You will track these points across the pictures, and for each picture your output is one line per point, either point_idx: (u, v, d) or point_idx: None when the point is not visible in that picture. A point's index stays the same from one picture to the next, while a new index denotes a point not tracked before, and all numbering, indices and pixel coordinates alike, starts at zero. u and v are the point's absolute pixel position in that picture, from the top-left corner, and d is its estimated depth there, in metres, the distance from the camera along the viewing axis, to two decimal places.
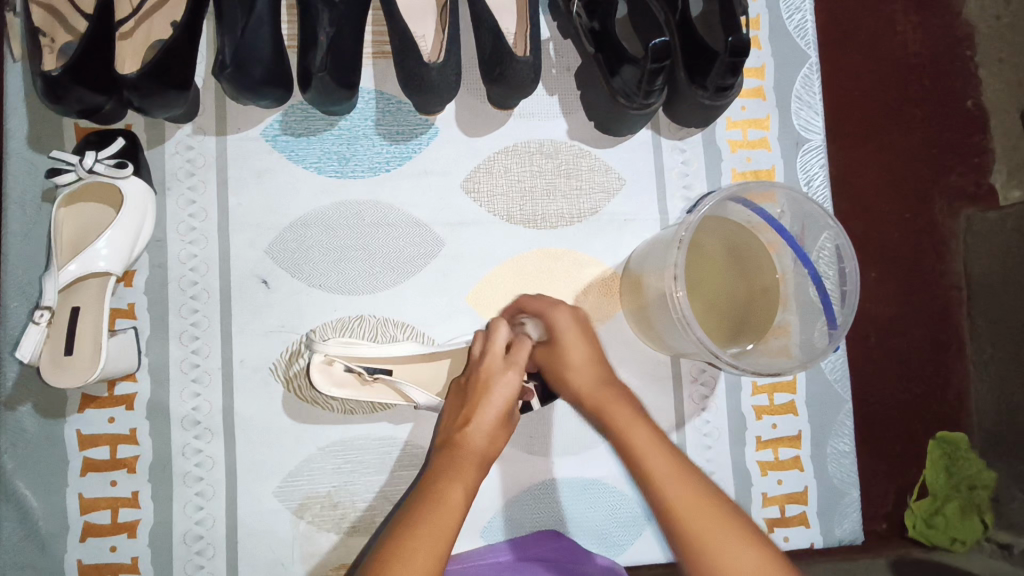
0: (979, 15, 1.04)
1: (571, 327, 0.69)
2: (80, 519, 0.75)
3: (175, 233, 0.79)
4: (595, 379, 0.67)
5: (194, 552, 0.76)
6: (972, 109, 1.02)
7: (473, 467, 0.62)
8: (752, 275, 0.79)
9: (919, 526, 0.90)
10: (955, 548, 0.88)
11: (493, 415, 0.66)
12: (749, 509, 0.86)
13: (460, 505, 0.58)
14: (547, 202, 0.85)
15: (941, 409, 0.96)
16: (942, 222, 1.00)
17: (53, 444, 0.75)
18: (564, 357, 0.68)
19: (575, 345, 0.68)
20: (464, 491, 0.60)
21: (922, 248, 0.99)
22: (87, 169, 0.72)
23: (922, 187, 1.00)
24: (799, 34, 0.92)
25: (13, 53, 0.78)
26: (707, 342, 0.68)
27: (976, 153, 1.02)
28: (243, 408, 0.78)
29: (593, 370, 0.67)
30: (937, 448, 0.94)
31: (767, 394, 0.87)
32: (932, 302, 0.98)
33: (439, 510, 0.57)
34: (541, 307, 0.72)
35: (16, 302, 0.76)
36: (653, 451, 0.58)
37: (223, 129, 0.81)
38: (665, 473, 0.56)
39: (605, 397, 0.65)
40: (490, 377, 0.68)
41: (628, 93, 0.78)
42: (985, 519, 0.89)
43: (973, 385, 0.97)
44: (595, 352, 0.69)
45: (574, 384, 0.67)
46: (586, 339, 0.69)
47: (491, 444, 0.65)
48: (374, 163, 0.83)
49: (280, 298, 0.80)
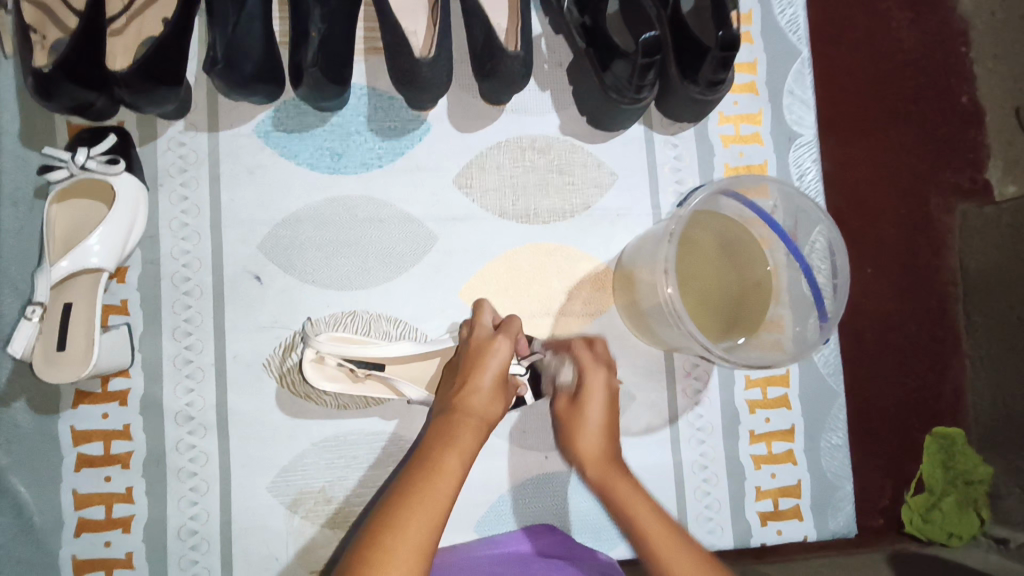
0: (973, 11, 1.04)
1: (603, 390, 0.77)
2: (75, 514, 0.75)
3: (167, 229, 0.79)
4: (608, 459, 0.74)
5: (188, 548, 0.76)
6: (966, 105, 1.02)
7: (472, 433, 0.65)
8: (744, 260, 0.79)
9: (917, 523, 0.90)
10: (952, 544, 0.89)
11: (489, 382, 0.69)
12: (742, 503, 0.86)
13: (457, 473, 0.62)
14: (540, 197, 0.85)
15: (938, 405, 0.96)
16: (937, 218, 1.00)
17: (47, 440, 0.76)
18: (584, 419, 0.76)
19: (598, 411, 0.76)
20: (462, 456, 0.63)
21: (917, 244, 0.99)
22: (79, 165, 0.72)
23: (916, 182, 1.00)
24: (790, 29, 0.92)
25: (4, 50, 0.78)
26: (698, 337, 0.68)
27: (969, 148, 1.02)
28: (236, 403, 0.78)
29: (607, 443, 0.75)
30: (934, 444, 0.95)
31: (761, 388, 0.88)
32: (929, 298, 0.98)
33: (435, 479, 0.60)
34: (582, 358, 0.79)
35: (9, 299, 0.76)
36: (659, 525, 0.67)
37: (215, 125, 0.81)
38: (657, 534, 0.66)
39: (614, 478, 0.73)
40: (486, 348, 0.71)
41: (619, 88, 0.78)
42: (981, 514, 0.90)
43: (970, 381, 0.97)
44: (612, 424, 0.77)
45: (590, 447, 0.75)
46: (610, 408, 0.77)
47: (490, 408, 0.68)
48: (366, 159, 0.83)
49: (273, 294, 0.80)
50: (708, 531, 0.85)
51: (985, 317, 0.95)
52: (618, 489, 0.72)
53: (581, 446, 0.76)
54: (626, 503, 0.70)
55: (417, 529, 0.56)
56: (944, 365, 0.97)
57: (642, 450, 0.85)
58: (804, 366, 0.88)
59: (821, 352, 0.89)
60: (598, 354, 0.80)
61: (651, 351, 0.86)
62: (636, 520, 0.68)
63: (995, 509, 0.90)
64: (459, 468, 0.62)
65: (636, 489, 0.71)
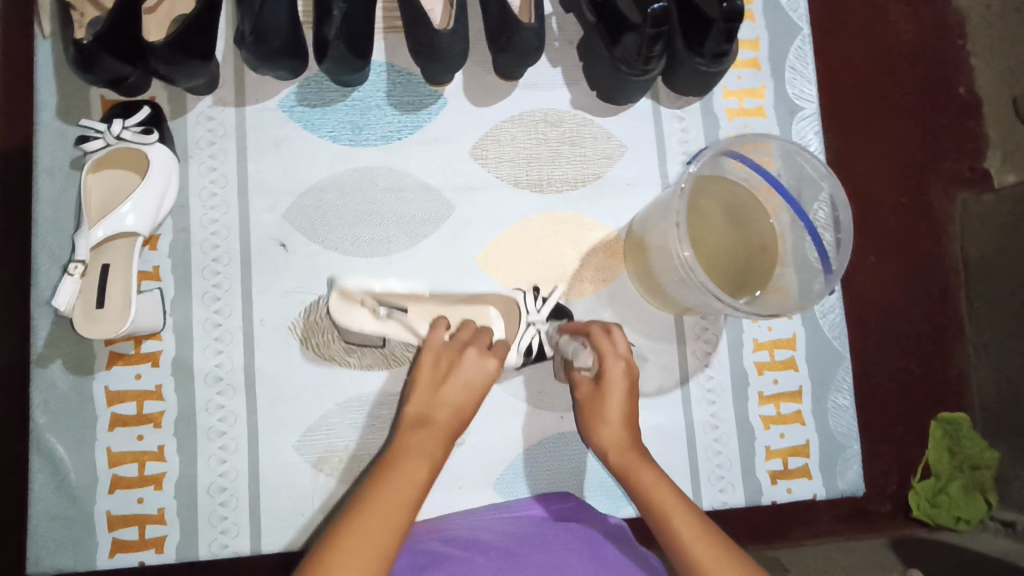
0: (969, 4, 1.09)
1: (621, 377, 0.75)
2: (109, 472, 0.78)
3: (197, 199, 0.83)
4: (628, 441, 0.73)
5: (218, 504, 0.79)
6: (964, 96, 1.06)
7: (439, 441, 0.67)
8: (749, 226, 0.82)
9: (924, 507, 0.94)
10: (959, 528, 0.92)
11: (460, 392, 0.71)
12: (753, 462, 0.89)
13: (424, 475, 0.63)
14: (552, 167, 0.89)
15: (942, 391, 0.99)
16: (938, 206, 1.03)
17: (82, 400, 0.79)
18: (605, 405, 0.75)
19: (618, 401, 0.74)
20: (427, 467, 0.64)
21: (918, 231, 1.02)
22: (115, 135, 0.77)
23: (914, 161, 1.04)
24: (791, 7, 0.96)
25: (42, 29, 0.82)
26: (710, 285, 0.71)
27: (967, 133, 1.05)
28: (264, 365, 0.81)
29: (628, 431, 0.74)
30: (939, 429, 0.98)
31: (769, 350, 0.90)
32: (931, 285, 1.01)
33: (400, 480, 0.62)
34: (601, 351, 0.75)
35: (46, 265, 0.80)
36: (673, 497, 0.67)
37: (242, 100, 0.85)
38: (682, 517, 0.65)
39: (634, 457, 0.72)
40: (461, 359, 0.73)
41: (629, 60, 0.81)
42: (988, 498, 0.92)
43: (972, 366, 1.00)
44: (631, 407, 0.76)
45: (612, 427, 0.74)
46: (629, 395, 0.75)
47: (460, 414, 0.70)
48: (386, 132, 0.86)
49: (298, 261, 0.83)
50: (719, 490, 0.88)
51: (988, 304, 0.98)
52: (636, 465, 0.71)
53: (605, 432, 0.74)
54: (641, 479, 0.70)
55: (378, 528, 0.56)
56: (948, 349, 1.00)
57: (654, 411, 0.88)
58: (809, 329, 0.91)
59: (826, 315, 0.91)
60: (619, 347, 0.76)
61: (661, 316, 0.89)
62: (650, 493, 0.68)
63: (1004, 494, 0.91)
64: (425, 473, 0.63)
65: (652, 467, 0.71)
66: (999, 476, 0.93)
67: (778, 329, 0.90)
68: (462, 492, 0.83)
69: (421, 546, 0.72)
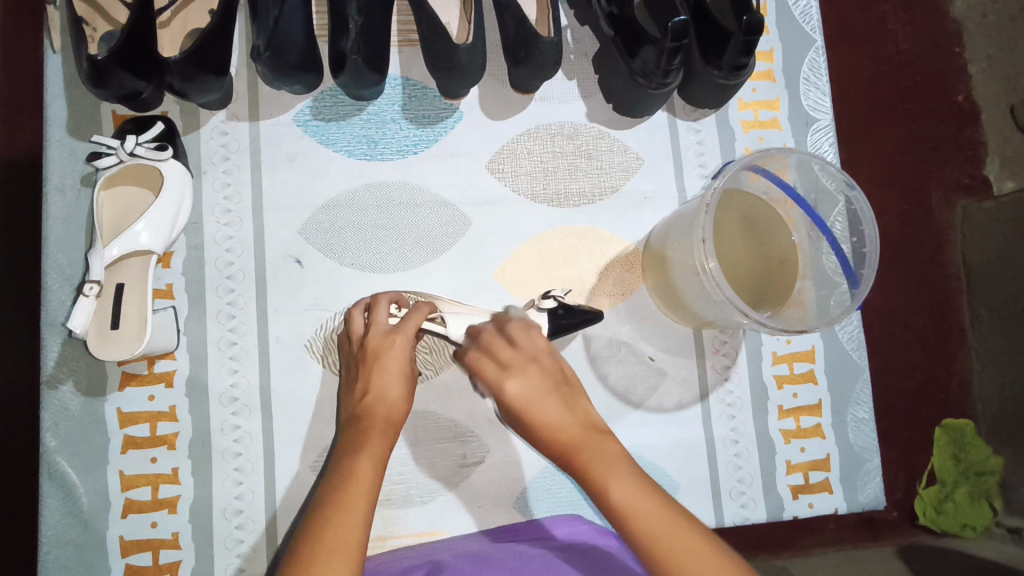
0: (967, 14, 1.09)
1: (523, 392, 0.68)
2: (121, 496, 0.76)
3: (210, 215, 0.81)
4: (576, 430, 0.65)
5: (234, 527, 0.77)
6: (962, 103, 1.07)
7: (381, 439, 0.67)
8: (767, 240, 0.81)
9: (930, 514, 0.93)
10: (966, 535, 0.91)
11: (392, 385, 0.71)
12: (773, 476, 0.88)
13: (371, 476, 0.63)
14: (569, 181, 0.88)
15: (946, 398, 0.99)
16: (938, 214, 1.03)
17: (94, 422, 0.77)
18: (534, 417, 0.66)
19: (544, 402, 0.67)
20: (374, 461, 0.65)
21: (921, 239, 1.02)
22: (128, 152, 0.75)
23: (921, 172, 1.04)
24: (804, 20, 0.96)
25: (52, 44, 0.81)
26: (737, 301, 0.70)
27: (969, 145, 1.06)
28: (279, 384, 0.80)
29: (581, 427, 0.65)
30: (943, 436, 0.97)
31: (787, 363, 0.89)
32: (933, 292, 1.01)
33: (350, 487, 0.62)
34: (483, 372, 0.71)
35: (56, 284, 0.78)
36: (631, 492, 0.58)
37: (256, 115, 0.84)
38: (625, 498, 0.58)
39: (582, 446, 0.63)
40: (384, 349, 0.72)
41: (647, 72, 0.80)
42: (994, 505, 0.91)
43: (976, 374, 0.99)
44: (568, 403, 0.68)
45: (551, 429, 0.65)
46: (552, 398, 0.67)
47: (394, 409, 0.70)
48: (402, 146, 0.86)
49: (314, 278, 0.82)
50: (741, 506, 0.87)
51: (990, 309, 0.99)
52: (586, 458, 0.62)
53: (543, 440, 0.66)
54: (593, 475, 0.61)
55: (337, 537, 0.56)
56: (951, 356, 1.00)
57: (675, 426, 0.87)
58: (828, 342, 0.90)
59: (844, 328, 0.91)
60: (506, 344, 0.72)
61: (679, 329, 0.89)
62: (608, 490, 0.59)
63: (1010, 500, 0.91)
64: (373, 470, 0.64)
65: (603, 456, 0.62)
66: (1004, 483, 0.93)
67: (796, 342, 0.90)
68: (483, 512, 0.81)
69: (433, 556, 0.74)
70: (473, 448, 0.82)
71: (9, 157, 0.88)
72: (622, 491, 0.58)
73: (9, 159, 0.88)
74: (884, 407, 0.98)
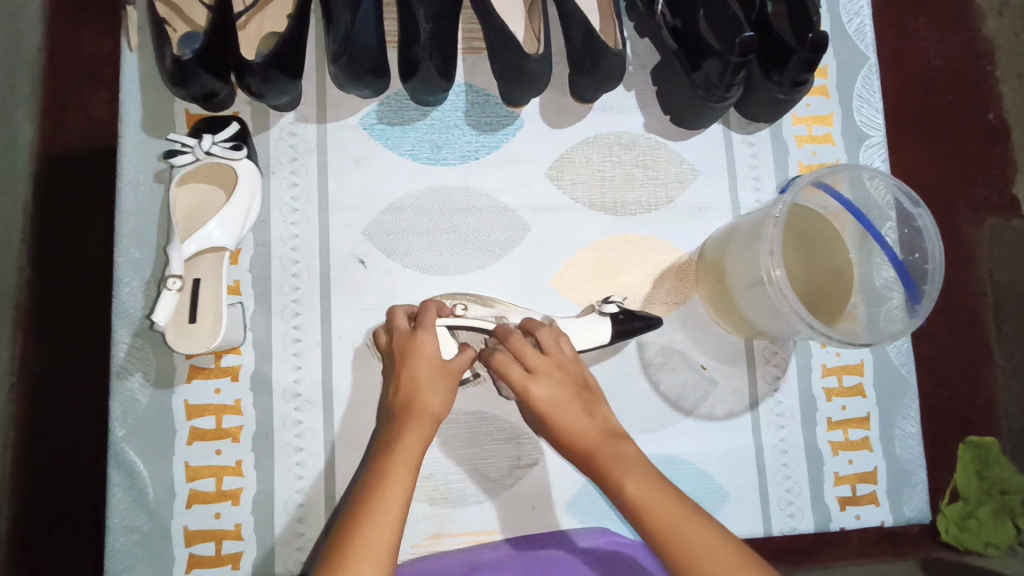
0: (999, 33, 1.10)
1: (546, 396, 0.70)
2: (187, 486, 0.78)
3: (278, 215, 0.83)
4: (594, 435, 0.68)
5: (295, 520, 0.78)
6: (991, 121, 1.07)
7: (418, 437, 0.66)
8: (826, 255, 0.82)
9: (954, 531, 0.93)
10: (988, 552, 0.92)
11: (424, 381, 0.70)
12: (821, 487, 0.88)
13: (407, 479, 0.62)
14: (626, 190, 0.90)
15: (981, 420, 1.00)
16: (966, 231, 1.05)
17: (162, 413, 0.79)
18: (554, 417, 0.70)
19: (564, 406, 0.70)
20: (411, 461, 0.64)
21: (950, 257, 1.04)
22: (204, 150, 0.77)
23: (959, 196, 1.05)
24: (858, 37, 0.97)
25: (129, 43, 0.83)
26: (803, 313, 0.72)
27: (997, 165, 1.07)
28: (341, 381, 0.81)
29: (593, 430, 0.69)
30: (968, 452, 0.97)
31: (837, 375, 0.90)
32: (966, 311, 1.02)
33: (383, 491, 0.61)
34: (506, 377, 0.72)
35: (128, 277, 0.80)
36: (650, 495, 0.62)
37: (323, 117, 0.85)
38: (644, 497, 0.62)
39: (601, 449, 0.67)
40: (412, 345, 0.72)
41: (709, 86, 0.82)
42: (1018, 524, 0.91)
43: (1001, 396, 1.00)
44: (585, 406, 0.71)
45: (569, 431, 0.69)
46: (570, 403, 0.70)
47: (434, 405, 0.69)
48: (464, 151, 0.87)
49: (376, 278, 0.84)
50: (789, 515, 0.87)
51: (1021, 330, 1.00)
52: (603, 458, 0.67)
53: (569, 445, 0.69)
54: (614, 480, 0.64)
55: (373, 544, 0.56)
56: (975, 373, 1.00)
57: (723, 435, 0.88)
58: (877, 356, 0.91)
59: (893, 343, 0.91)
60: (533, 349, 0.73)
61: (730, 339, 0.90)
62: (623, 487, 0.64)
63: None
64: (410, 471, 0.63)
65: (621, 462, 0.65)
66: None
67: (846, 355, 0.91)
68: (536, 513, 0.83)
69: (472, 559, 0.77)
70: (527, 450, 0.84)
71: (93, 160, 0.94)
72: (637, 488, 0.63)
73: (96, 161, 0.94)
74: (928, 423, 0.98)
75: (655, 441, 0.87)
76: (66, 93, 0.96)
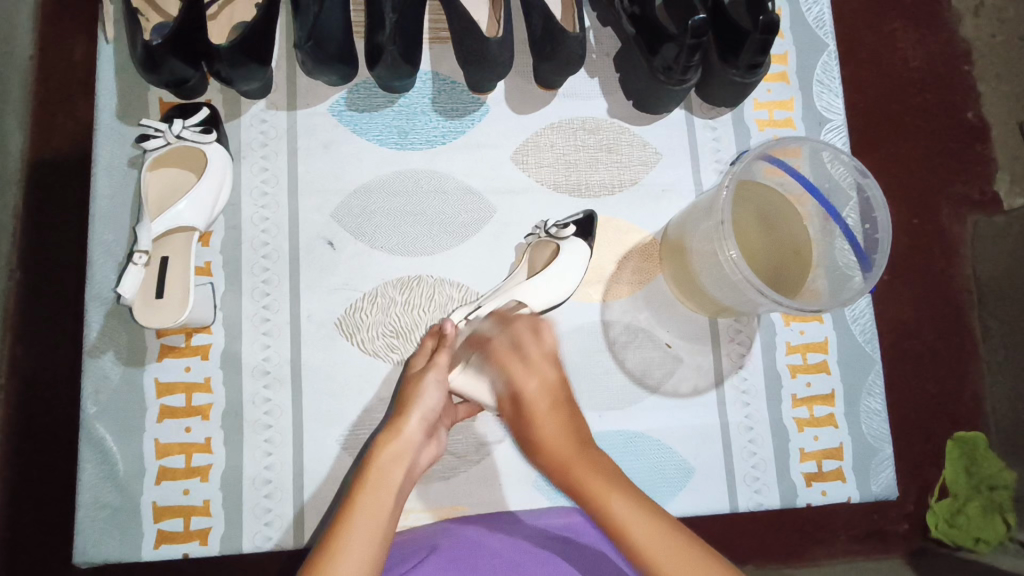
0: (975, 34, 1.12)
1: (539, 391, 0.71)
2: (157, 463, 0.79)
3: (248, 198, 0.85)
4: (570, 447, 0.67)
5: (263, 497, 0.79)
6: (973, 120, 1.10)
7: (410, 446, 0.65)
8: (782, 228, 0.83)
9: (942, 527, 0.94)
10: (979, 549, 0.91)
11: (429, 397, 0.70)
12: (788, 464, 0.89)
13: (395, 484, 0.61)
14: (590, 172, 0.92)
15: (958, 409, 1.00)
16: (949, 227, 1.06)
17: (132, 391, 0.80)
18: (537, 425, 0.69)
19: (548, 419, 0.69)
20: (404, 467, 0.63)
21: (932, 252, 1.05)
22: (175, 134, 0.80)
23: (933, 192, 1.07)
24: (817, 25, 0.99)
25: (105, 35, 0.86)
26: (753, 279, 0.73)
27: (978, 163, 1.08)
28: (310, 360, 0.83)
29: (570, 440, 0.68)
30: (956, 448, 0.98)
31: (801, 353, 0.92)
32: (944, 301, 1.03)
33: (372, 493, 0.60)
34: (505, 360, 0.73)
35: (101, 258, 0.82)
36: (628, 509, 0.61)
37: (293, 104, 0.88)
38: (626, 516, 0.60)
39: (578, 461, 0.66)
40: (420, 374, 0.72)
41: (667, 69, 0.84)
42: (1008, 520, 0.91)
43: (988, 387, 1.01)
44: (572, 420, 0.70)
45: (547, 443, 0.68)
46: (557, 409, 0.70)
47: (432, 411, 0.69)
48: (431, 137, 0.90)
49: (345, 260, 0.85)
50: (755, 491, 0.88)
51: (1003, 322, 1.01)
52: (579, 473, 0.65)
53: (545, 454, 0.68)
54: (591, 492, 0.63)
55: (360, 541, 0.56)
56: (965, 369, 1.01)
57: (688, 411, 0.89)
58: (840, 333, 0.92)
59: (857, 320, 0.93)
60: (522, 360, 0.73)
61: (696, 318, 0.91)
62: (607, 509, 0.61)
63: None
64: (399, 476, 0.62)
65: (600, 472, 0.64)
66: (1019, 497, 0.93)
67: (809, 333, 0.92)
68: (502, 489, 0.84)
69: (433, 541, 0.73)
70: (494, 427, 0.85)
71: (62, 152, 0.96)
72: (623, 510, 0.60)
73: (61, 155, 0.96)
74: (899, 406, 0.99)
75: (621, 418, 0.88)
76: (38, 83, 0.97)
